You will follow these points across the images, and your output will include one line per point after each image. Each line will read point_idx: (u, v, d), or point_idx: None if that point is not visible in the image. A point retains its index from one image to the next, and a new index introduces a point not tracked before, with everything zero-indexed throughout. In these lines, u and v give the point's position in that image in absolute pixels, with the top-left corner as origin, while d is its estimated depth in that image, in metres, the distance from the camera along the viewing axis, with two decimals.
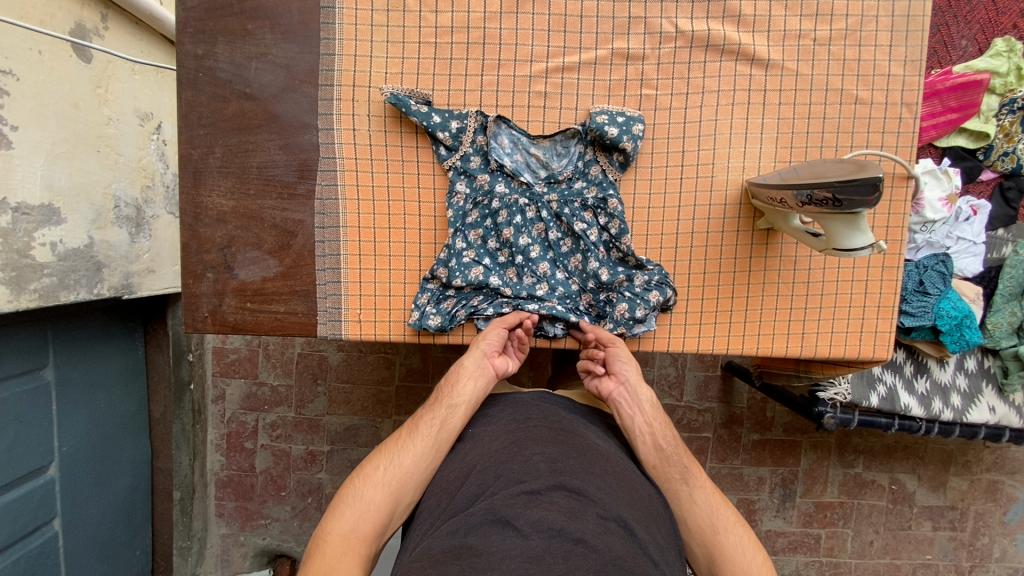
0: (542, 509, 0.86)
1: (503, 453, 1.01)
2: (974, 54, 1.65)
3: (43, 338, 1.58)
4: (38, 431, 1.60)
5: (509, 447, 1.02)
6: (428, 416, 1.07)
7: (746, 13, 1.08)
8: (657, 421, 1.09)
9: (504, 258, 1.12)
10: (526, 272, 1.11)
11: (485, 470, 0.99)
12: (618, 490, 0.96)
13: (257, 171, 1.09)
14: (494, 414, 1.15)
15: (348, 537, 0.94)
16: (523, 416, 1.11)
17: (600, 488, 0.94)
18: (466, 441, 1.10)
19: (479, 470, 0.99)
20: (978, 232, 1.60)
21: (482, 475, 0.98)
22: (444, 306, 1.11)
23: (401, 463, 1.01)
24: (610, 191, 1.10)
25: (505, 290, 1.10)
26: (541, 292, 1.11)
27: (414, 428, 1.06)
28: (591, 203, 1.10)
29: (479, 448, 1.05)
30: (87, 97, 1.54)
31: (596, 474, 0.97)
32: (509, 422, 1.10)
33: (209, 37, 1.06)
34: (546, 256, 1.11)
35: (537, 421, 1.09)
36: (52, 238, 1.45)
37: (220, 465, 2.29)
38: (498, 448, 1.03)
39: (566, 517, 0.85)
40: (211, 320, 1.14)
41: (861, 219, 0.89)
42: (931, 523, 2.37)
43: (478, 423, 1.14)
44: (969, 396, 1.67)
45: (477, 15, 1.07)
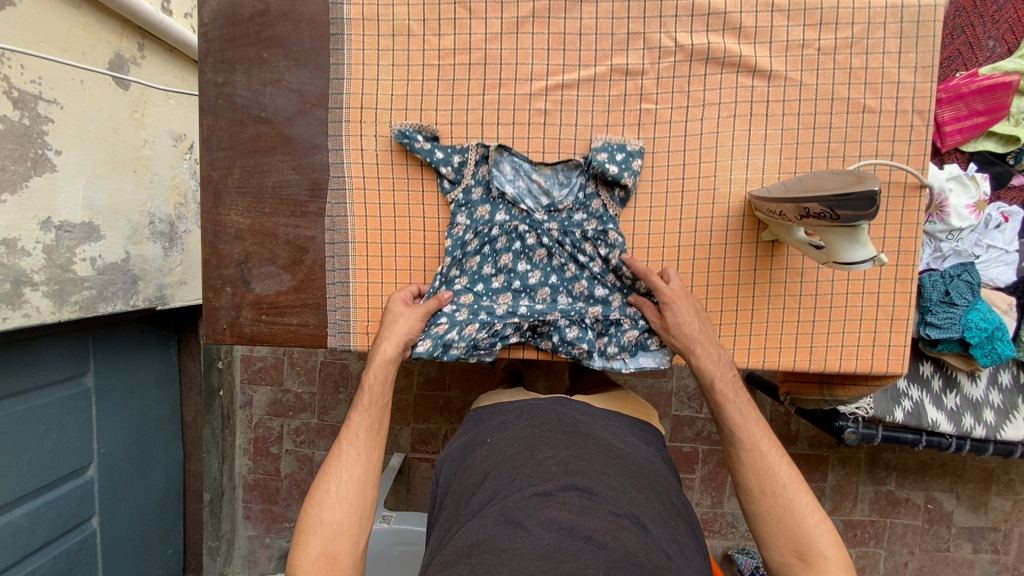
0: (551, 510, 0.88)
1: (518, 457, 1.03)
2: (1003, 54, 1.54)
3: (84, 346, 1.69)
4: (78, 433, 1.70)
5: (522, 452, 1.04)
6: (358, 424, 1.09)
7: (747, 25, 1.07)
8: (752, 439, 1.04)
9: (498, 284, 1.14)
10: (524, 296, 1.13)
11: (499, 475, 1.01)
12: (630, 488, 0.97)
13: (272, 190, 1.15)
14: (509, 425, 1.16)
15: (321, 558, 0.97)
16: (538, 422, 1.12)
17: (610, 487, 0.95)
18: (484, 448, 1.12)
19: (494, 475, 1.02)
20: (1010, 239, 1.54)
21: (496, 479, 1.00)
22: (434, 333, 1.10)
23: (352, 476, 1.04)
24: (610, 224, 1.11)
25: (499, 311, 1.11)
26: (542, 308, 1.12)
27: (350, 441, 1.08)
28: (593, 233, 1.11)
29: (496, 454, 1.08)
30: (125, 121, 1.65)
31: (608, 474, 0.98)
32: (524, 428, 1.12)
33: (229, 66, 1.13)
34: (546, 281, 1.13)
35: (552, 425, 1.10)
36: (92, 253, 1.57)
37: (248, 468, 2.39)
38: (513, 453, 1.05)
39: (574, 516, 0.87)
40: (229, 332, 1.20)
41: (862, 232, 0.86)
42: (971, 545, 2.25)
43: (494, 433, 1.16)
44: (1003, 412, 1.59)
45: (479, 37, 1.10)
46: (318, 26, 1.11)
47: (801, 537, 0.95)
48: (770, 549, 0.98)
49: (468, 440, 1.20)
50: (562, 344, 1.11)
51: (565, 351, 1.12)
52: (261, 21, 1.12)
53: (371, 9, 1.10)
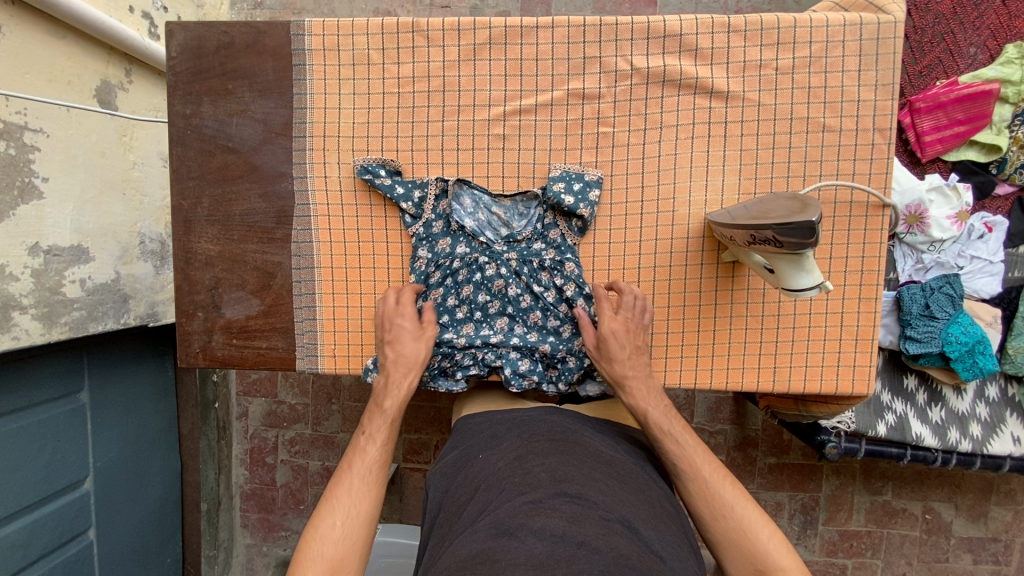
0: (542, 519, 0.83)
1: (506, 469, 0.99)
2: (984, 62, 1.51)
3: (79, 364, 1.74)
4: (74, 449, 1.75)
5: (511, 464, 1.00)
6: (372, 453, 1.04)
7: (703, 47, 1.07)
8: (693, 465, 1.02)
9: (462, 314, 1.15)
10: (484, 326, 1.15)
11: (489, 487, 0.97)
12: (620, 491, 0.94)
13: (240, 218, 1.18)
14: (499, 439, 1.11)
15: None
16: (526, 433, 1.09)
17: (601, 492, 0.91)
18: (475, 464, 1.06)
19: (483, 489, 0.97)
20: (995, 250, 1.50)
21: (486, 491, 0.95)
22: None
23: (359, 510, 0.98)
24: (568, 255, 1.13)
25: (459, 341, 1.13)
26: (496, 340, 1.14)
27: (364, 470, 1.02)
28: (549, 264, 1.13)
29: (484, 466, 1.04)
30: (113, 146, 1.70)
31: (596, 479, 0.94)
32: (513, 440, 1.08)
33: (196, 98, 1.16)
34: (504, 311, 1.14)
35: (539, 436, 1.06)
36: (82, 275, 1.61)
37: (245, 478, 2.44)
38: (502, 465, 1.01)
39: (566, 523, 0.82)
40: (202, 355, 1.23)
41: (807, 260, 0.86)
42: (971, 556, 2.20)
43: (484, 448, 1.10)
44: (990, 425, 1.56)
45: (437, 64, 1.11)
46: (280, 57, 1.14)
47: (760, 557, 0.93)
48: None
49: (459, 456, 1.13)
50: (514, 376, 1.12)
51: (520, 385, 1.12)
52: (225, 53, 1.14)
53: (331, 40, 1.12)
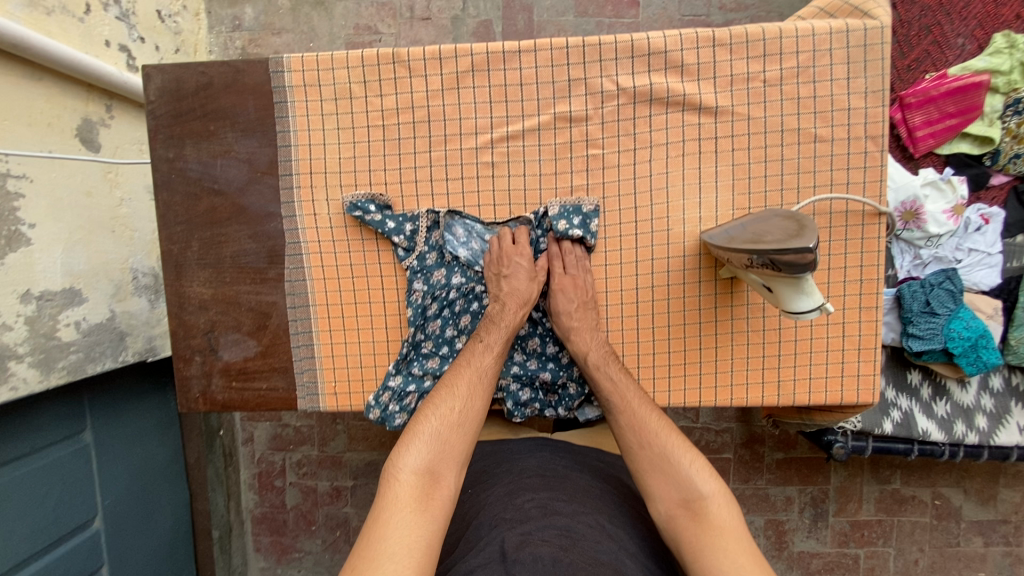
0: (535, 547, 0.89)
1: (497, 505, 1.04)
2: (972, 52, 1.50)
3: (79, 405, 1.71)
4: (81, 489, 1.73)
5: (503, 499, 1.05)
6: (487, 363, 1.05)
7: (688, 62, 1.05)
8: (626, 397, 1.04)
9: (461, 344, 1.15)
10: None
11: (481, 524, 1.01)
12: (608, 526, 0.99)
13: (231, 260, 1.17)
14: (490, 475, 1.15)
15: (422, 477, 0.94)
16: (518, 469, 1.13)
17: (590, 525, 0.97)
18: (467, 500, 1.13)
19: (477, 524, 1.02)
20: (993, 241, 1.49)
21: (478, 528, 1.01)
22: (406, 404, 1.14)
23: (471, 407, 1.02)
24: None
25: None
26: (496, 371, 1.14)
27: (480, 373, 1.04)
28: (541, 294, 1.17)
29: (479, 500, 1.09)
30: (98, 184, 1.65)
31: (583, 513, 1.00)
32: (506, 476, 1.12)
33: (178, 141, 1.14)
34: None
35: (529, 472, 1.11)
36: (76, 317, 1.58)
37: (255, 502, 2.43)
38: (493, 500, 1.06)
39: (557, 550, 0.88)
40: (202, 400, 1.22)
41: (806, 283, 0.85)
42: (982, 538, 2.21)
43: (476, 484, 1.15)
44: (995, 416, 1.56)
45: (420, 94, 1.10)
46: (261, 95, 1.12)
47: (682, 482, 0.96)
48: (656, 504, 0.97)
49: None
50: (516, 407, 1.14)
51: (520, 413, 1.14)
52: (206, 95, 1.12)
53: (311, 75, 1.10)
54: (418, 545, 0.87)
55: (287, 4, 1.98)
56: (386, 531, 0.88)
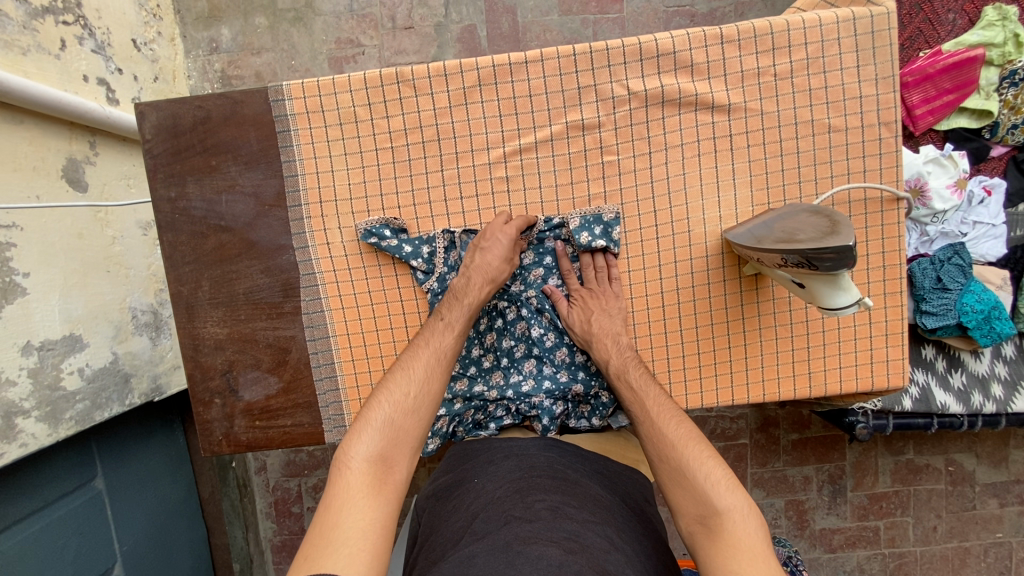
0: (540, 547, 0.83)
1: (507, 501, 0.96)
2: (964, 26, 1.50)
3: (89, 452, 1.63)
4: (98, 538, 1.67)
5: (512, 496, 0.97)
6: (448, 343, 1.03)
7: (698, 61, 1.04)
8: (647, 406, 1.01)
9: (488, 363, 1.14)
10: (512, 372, 1.14)
11: (489, 516, 0.93)
12: (617, 539, 0.92)
13: (245, 297, 1.13)
14: (496, 465, 1.06)
15: (375, 461, 0.91)
16: (528, 464, 1.05)
17: (599, 535, 0.90)
18: (471, 489, 1.03)
19: (484, 518, 0.94)
20: (996, 213, 1.50)
21: (486, 521, 0.93)
22: (437, 429, 1.15)
23: (428, 387, 0.99)
24: None
25: (490, 394, 1.13)
26: (528, 388, 1.12)
27: (438, 353, 1.02)
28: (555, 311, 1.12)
29: (483, 495, 1.00)
30: (89, 225, 1.57)
31: (591, 521, 0.92)
32: (513, 470, 1.04)
33: (180, 179, 1.10)
34: (530, 353, 1.13)
35: (540, 470, 1.03)
36: (79, 364, 1.51)
37: (273, 531, 2.30)
38: (502, 496, 0.98)
39: (564, 554, 0.82)
40: (226, 441, 1.19)
41: (842, 278, 0.86)
42: (997, 500, 2.26)
43: (480, 472, 1.06)
44: (1010, 384, 1.58)
45: (427, 113, 1.07)
46: (262, 126, 1.08)
47: (700, 497, 0.91)
48: (677, 518, 0.93)
49: (453, 480, 1.09)
50: (551, 421, 1.13)
51: (555, 426, 1.14)
52: (204, 129, 1.09)
53: (313, 101, 1.07)
54: (373, 528, 0.85)
55: (265, 23, 1.92)
56: (338, 518, 0.84)
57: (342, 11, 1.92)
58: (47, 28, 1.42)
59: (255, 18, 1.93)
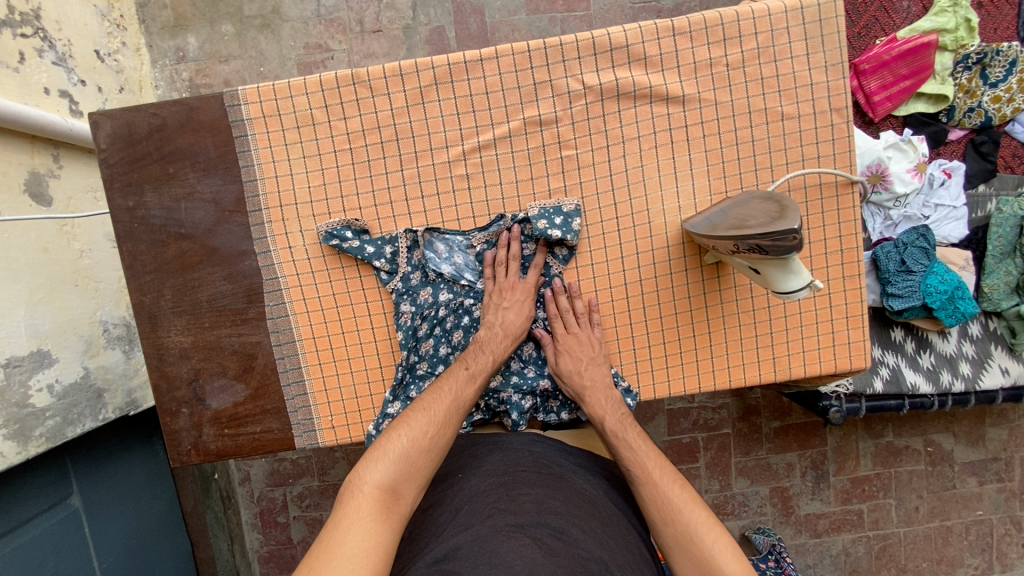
0: (524, 540, 0.83)
1: (492, 494, 0.96)
2: (918, 13, 1.53)
3: (64, 469, 1.58)
4: (76, 557, 1.61)
5: (497, 489, 0.97)
6: (468, 395, 1.03)
7: (651, 54, 1.05)
8: (647, 468, 1.01)
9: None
10: None
11: (473, 509, 0.94)
12: (601, 533, 0.92)
13: (207, 304, 1.12)
14: (481, 460, 1.07)
15: (386, 491, 0.90)
16: (513, 460, 1.05)
17: (584, 530, 0.90)
18: (458, 484, 1.04)
19: (468, 510, 0.94)
20: (957, 195, 1.54)
21: (470, 514, 0.93)
22: None
23: (447, 431, 1.00)
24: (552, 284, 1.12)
25: None
26: (496, 384, 1.13)
27: (461, 399, 1.02)
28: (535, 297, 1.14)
29: (468, 489, 1.00)
30: (54, 239, 1.55)
31: (580, 518, 0.93)
32: (500, 465, 1.04)
33: (137, 187, 1.09)
34: None
35: (526, 464, 1.03)
36: (48, 380, 1.47)
37: (260, 543, 2.26)
38: (486, 489, 0.98)
39: (546, 552, 0.81)
40: (195, 451, 1.18)
41: (793, 262, 0.87)
42: (976, 478, 2.29)
43: (466, 467, 1.06)
44: (978, 362, 1.61)
45: (385, 113, 1.07)
46: (219, 132, 1.08)
47: (706, 562, 0.90)
48: None
49: (439, 476, 1.09)
50: (521, 416, 1.13)
51: (525, 421, 1.13)
52: (160, 137, 1.08)
53: (270, 105, 1.07)
54: (374, 554, 0.83)
55: (231, 30, 1.90)
56: (344, 537, 0.84)
57: (309, 17, 1.92)
58: (4, 40, 1.39)
59: (221, 25, 1.92)
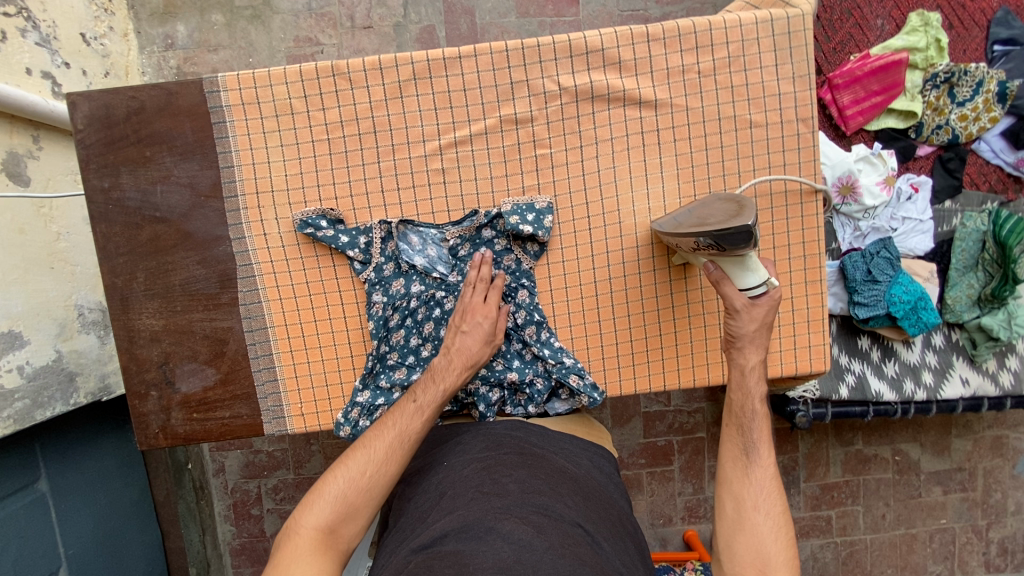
0: (511, 523, 0.85)
1: (474, 478, 0.97)
2: (891, 31, 1.58)
3: (31, 453, 1.56)
4: (40, 541, 1.59)
5: (479, 473, 0.98)
6: (414, 428, 1.01)
7: (625, 58, 1.08)
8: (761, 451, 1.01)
9: (428, 352, 1.13)
10: None
11: (456, 495, 0.95)
12: (583, 507, 0.95)
13: (180, 288, 1.13)
14: (462, 445, 1.07)
15: (325, 531, 0.94)
16: (494, 442, 1.05)
17: (569, 506, 0.92)
18: (439, 470, 1.05)
19: (451, 495, 0.96)
20: (923, 209, 1.58)
21: (453, 500, 0.94)
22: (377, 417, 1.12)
23: (388, 469, 0.99)
24: (522, 279, 1.13)
25: None
26: None
27: (405, 434, 1.00)
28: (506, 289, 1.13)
29: (451, 474, 1.01)
30: (30, 220, 1.53)
31: (563, 493, 0.95)
32: (480, 448, 1.05)
33: (113, 169, 1.10)
34: None
35: (508, 446, 1.04)
36: (18, 361, 1.44)
37: (232, 534, 2.24)
38: (469, 474, 0.99)
39: (534, 532, 0.83)
40: (163, 435, 1.18)
41: (750, 260, 0.98)
42: (941, 487, 2.35)
43: (448, 453, 1.07)
44: (940, 371, 1.65)
45: (363, 105, 1.09)
46: (197, 117, 1.09)
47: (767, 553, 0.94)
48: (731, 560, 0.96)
49: (422, 464, 1.10)
50: (488, 408, 1.14)
51: (492, 413, 1.14)
52: (138, 120, 1.08)
53: (249, 93, 1.08)
54: None
55: (221, 20, 1.91)
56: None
57: (300, 10, 1.92)
58: None
59: (211, 14, 1.92)
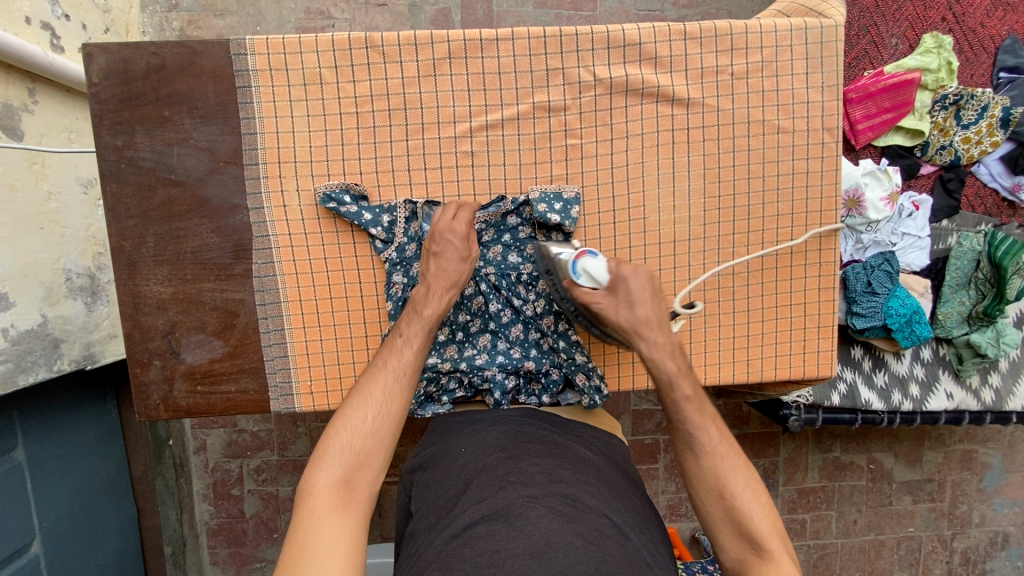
0: (541, 512, 0.84)
1: (499, 467, 0.96)
2: (904, 51, 1.63)
3: (10, 420, 1.48)
4: (14, 513, 1.50)
5: (504, 462, 0.97)
6: (408, 360, 0.97)
7: (661, 55, 1.08)
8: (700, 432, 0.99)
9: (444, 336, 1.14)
10: (467, 346, 1.14)
11: (482, 483, 0.94)
12: (608, 495, 0.95)
13: (192, 255, 1.09)
14: (480, 434, 1.07)
15: (339, 486, 0.88)
16: (515, 433, 1.05)
17: (595, 495, 0.92)
18: (459, 458, 1.04)
19: (477, 485, 0.94)
20: (922, 227, 1.63)
21: (480, 488, 0.93)
22: None
23: (390, 408, 0.94)
24: None
25: (443, 366, 1.12)
26: (481, 362, 1.13)
27: (398, 370, 0.96)
28: (526, 279, 1.13)
29: (473, 462, 1.00)
30: (23, 175, 1.44)
31: (588, 482, 0.95)
32: (501, 438, 1.04)
33: (127, 127, 1.05)
34: (486, 328, 1.15)
35: (529, 436, 1.04)
36: (4, 323, 1.37)
37: (210, 514, 2.18)
38: (492, 463, 0.98)
39: (564, 520, 0.83)
40: (163, 406, 1.14)
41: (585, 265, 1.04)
42: (911, 496, 2.44)
43: (467, 441, 1.06)
44: (926, 384, 1.71)
45: (396, 81, 1.06)
46: (221, 79, 1.05)
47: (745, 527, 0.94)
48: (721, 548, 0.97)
49: (437, 450, 1.09)
50: (503, 396, 1.14)
51: (507, 400, 1.14)
52: (157, 77, 1.04)
53: (277, 58, 1.05)
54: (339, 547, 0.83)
55: None
56: (306, 539, 0.83)
57: None
58: None
59: None
